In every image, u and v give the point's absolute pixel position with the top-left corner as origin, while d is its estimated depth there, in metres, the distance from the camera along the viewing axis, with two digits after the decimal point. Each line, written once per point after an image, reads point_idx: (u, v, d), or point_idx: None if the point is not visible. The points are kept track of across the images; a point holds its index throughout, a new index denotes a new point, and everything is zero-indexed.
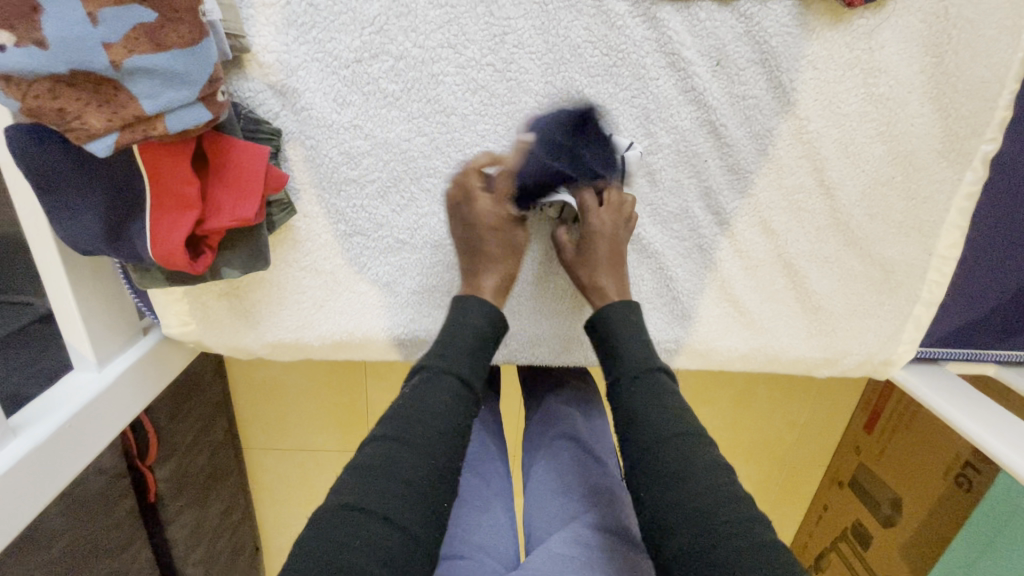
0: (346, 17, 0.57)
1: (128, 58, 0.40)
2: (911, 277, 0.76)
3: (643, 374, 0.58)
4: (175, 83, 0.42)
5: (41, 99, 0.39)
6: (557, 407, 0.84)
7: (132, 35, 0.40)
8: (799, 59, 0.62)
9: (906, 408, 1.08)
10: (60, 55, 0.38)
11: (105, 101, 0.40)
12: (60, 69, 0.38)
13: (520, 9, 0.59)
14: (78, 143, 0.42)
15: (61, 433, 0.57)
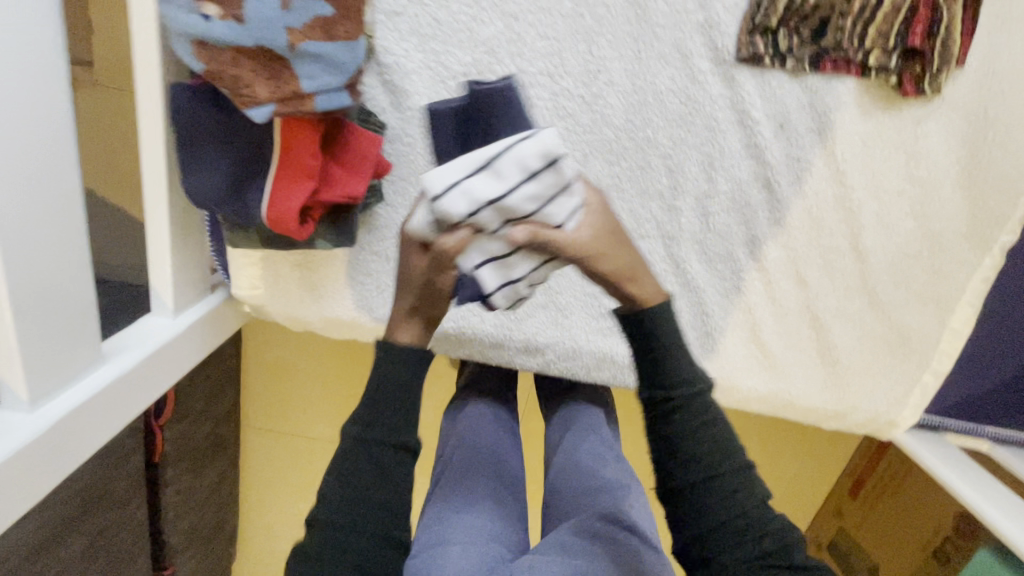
0: (463, 35, 0.64)
1: (302, 42, 0.45)
2: (924, 345, 0.82)
3: (694, 395, 0.52)
4: (333, 69, 0.47)
5: (224, 65, 0.45)
6: (574, 409, 0.88)
7: (311, 24, 0.45)
8: (853, 134, 0.69)
9: (894, 476, 1.13)
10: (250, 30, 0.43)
11: (272, 75, 0.46)
12: (247, 42, 0.44)
13: (616, 52, 0.65)
14: (240, 108, 0.47)
15: (144, 365, 0.61)
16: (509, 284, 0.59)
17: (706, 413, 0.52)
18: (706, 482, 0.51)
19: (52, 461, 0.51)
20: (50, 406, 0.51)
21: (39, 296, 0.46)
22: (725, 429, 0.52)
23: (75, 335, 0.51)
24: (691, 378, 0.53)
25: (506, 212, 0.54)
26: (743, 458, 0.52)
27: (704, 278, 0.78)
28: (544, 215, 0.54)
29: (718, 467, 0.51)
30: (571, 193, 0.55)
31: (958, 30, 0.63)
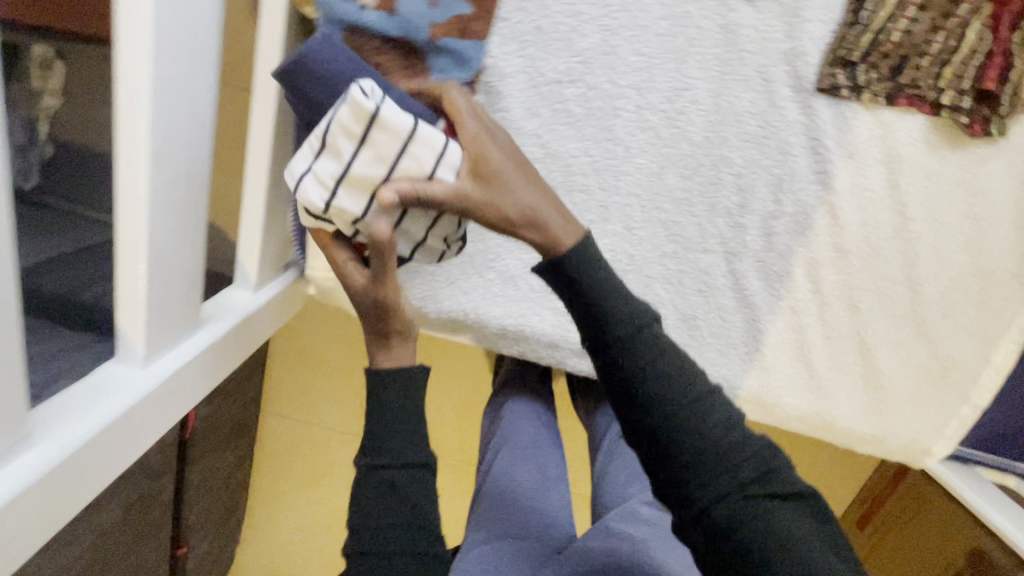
0: (561, 44, 0.67)
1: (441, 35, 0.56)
2: (966, 378, 0.85)
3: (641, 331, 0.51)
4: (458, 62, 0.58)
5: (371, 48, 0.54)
6: (608, 423, 0.90)
7: (450, 23, 0.56)
8: (918, 168, 0.73)
9: (903, 509, 1.17)
10: (401, 22, 0.54)
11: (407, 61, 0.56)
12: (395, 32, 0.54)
13: (703, 73, 0.69)
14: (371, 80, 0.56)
15: (231, 334, 0.63)
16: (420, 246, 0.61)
17: (651, 347, 0.51)
18: (664, 421, 0.50)
19: (154, 420, 0.53)
20: (159, 363, 0.52)
21: (168, 257, 0.48)
22: (674, 364, 0.51)
23: (189, 296, 0.53)
24: (631, 316, 0.52)
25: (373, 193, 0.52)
26: (696, 390, 0.51)
27: (761, 296, 0.81)
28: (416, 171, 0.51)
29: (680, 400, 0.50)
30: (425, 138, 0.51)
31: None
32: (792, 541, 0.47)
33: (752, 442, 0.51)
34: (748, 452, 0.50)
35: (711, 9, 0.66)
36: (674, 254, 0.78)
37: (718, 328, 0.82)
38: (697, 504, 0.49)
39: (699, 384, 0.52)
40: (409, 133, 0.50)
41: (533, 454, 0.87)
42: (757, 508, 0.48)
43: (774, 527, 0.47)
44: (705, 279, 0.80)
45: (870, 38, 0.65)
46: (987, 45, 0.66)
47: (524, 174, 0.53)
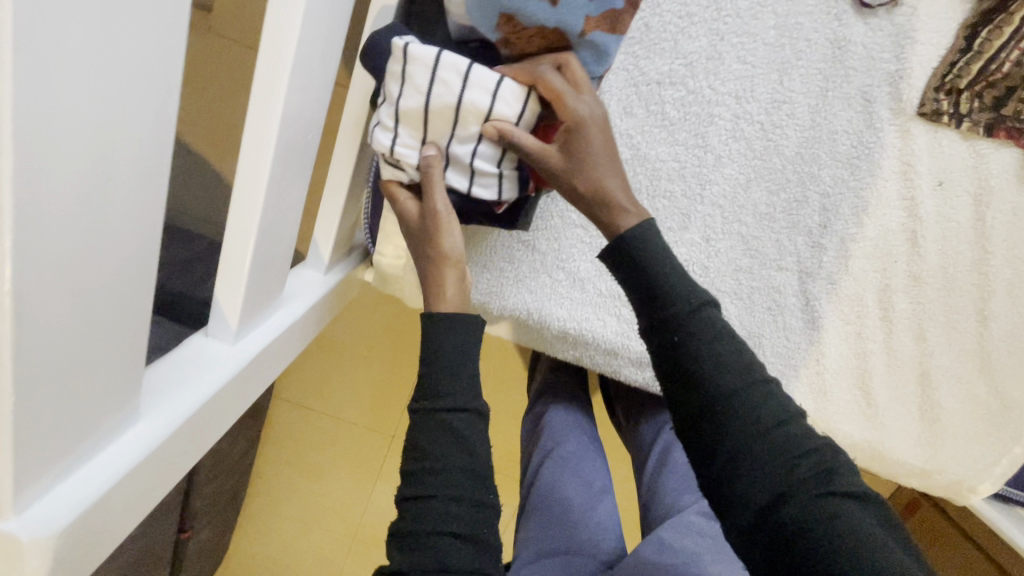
0: (667, 45, 0.65)
1: (593, 31, 0.47)
2: (1022, 417, 0.84)
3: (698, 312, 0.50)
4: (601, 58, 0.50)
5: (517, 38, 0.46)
6: (649, 429, 0.85)
7: (603, 16, 0.47)
8: (1005, 202, 0.72)
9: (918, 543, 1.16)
10: (558, 14, 0.45)
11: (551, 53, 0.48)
12: (549, 24, 0.45)
13: (805, 87, 0.67)
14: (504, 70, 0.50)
15: (303, 317, 0.60)
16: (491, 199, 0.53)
17: (708, 329, 0.50)
18: (717, 405, 0.49)
19: (237, 400, 0.50)
20: (245, 341, 0.49)
21: (275, 229, 0.45)
22: (730, 348, 0.50)
23: (282, 273, 0.50)
24: (686, 297, 0.51)
25: (465, 163, 0.49)
26: (751, 376, 0.49)
27: (830, 318, 0.79)
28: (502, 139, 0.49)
29: (735, 384, 0.49)
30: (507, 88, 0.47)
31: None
32: (853, 540, 0.43)
33: (808, 436, 0.49)
34: (804, 445, 0.48)
35: (822, 22, 0.65)
36: (749, 269, 0.76)
37: (783, 349, 0.79)
38: (748, 494, 0.47)
39: (753, 369, 0.50)
40: (493, 99, 0.47)
41: (578, 459, 0.83)
42: (812, 501, 0.45)
43: (831, 523, 0.44)
44: (777, 297, 0.78)
45: (978, 66, 0.64)
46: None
47: (604, 152, 0.51)
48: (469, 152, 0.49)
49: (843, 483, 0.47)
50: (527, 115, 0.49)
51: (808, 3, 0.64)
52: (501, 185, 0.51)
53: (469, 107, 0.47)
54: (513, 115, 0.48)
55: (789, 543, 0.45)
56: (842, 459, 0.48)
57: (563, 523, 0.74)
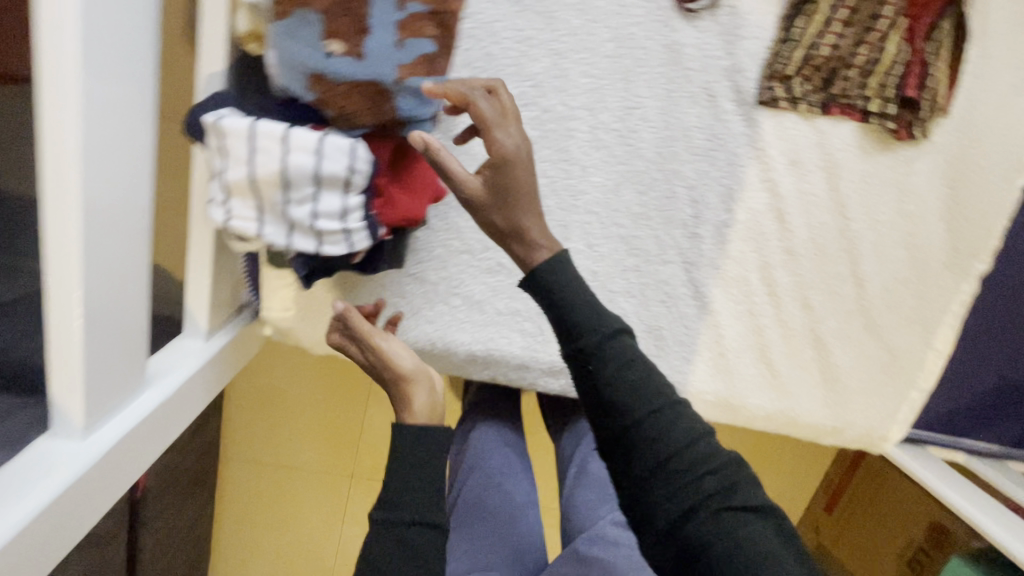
0: (512, 69, 0.66)
1: (410, 77, 0.47)
2: (911, 364, 0.90)
3: (612, 335, 0.50)
4: (428, 102, 0.50)
5: (334, 95, 0.46)
6: (570, 442, 0.90)
7: (418, 61, 0.47)
8: (853, 171, 0.77)
9: (867, 492, 1.25)
10: (367, 66, 0.45)
11: (374, 105, 0.47)
12: (361, 77, 0.45)
13: (651, 92, 0.70)
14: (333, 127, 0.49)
15: (182, 391, 0.59)
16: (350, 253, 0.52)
17: (620, 357, 0.50)
18: (626, 431, 0.48)
19: (104, 493, 0.49)
20: (103, 431, 0.49)
21: (108, 314, 0.45)
22: (642, 374, 0.49)
23: (134, 355, 0.50)
24: (598, 328, 0.50)
25: (307, 225, 0.49)
26: (662, 399, 0.49)
27: (720, 301, 0.83)
28: (341, 199, 0.49)
29: (647, 405, 0.48)
30: (329, 143, 0.47)
31: (943, 82, 0.72)
32: (753, 553, 0.44)
33: (715, 454, 0.48)
34: (709, 464, 0.47)
35: (654, 30, 0.68)
36: (635, 267, 0.79)
37: (682, 336, 0.84)
38: (654, 515, 0.47)
39: (662, 392, 0.49)
40: (316, 158, 0.46)
41: (502, 475, 0.85)
42: (716, 518, 0.46)
43: (732, 539, 0.45)
44: (666, 289, 0.81)
45: (803, 55, 0.69)
46: (906, 54, 0.70)
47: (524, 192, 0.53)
48: (307, 215, 0.49)
49: (742, 495, 0.47)
50: (366, 170, 0.49)
51: (637, 13, 0.67)
52: (349, 241, 0.51)
53: (294, 171, 0.47)
54: (343, 168, 0.48)
55: (693, 560, 0.46)
56: (743, 472, 0.49)
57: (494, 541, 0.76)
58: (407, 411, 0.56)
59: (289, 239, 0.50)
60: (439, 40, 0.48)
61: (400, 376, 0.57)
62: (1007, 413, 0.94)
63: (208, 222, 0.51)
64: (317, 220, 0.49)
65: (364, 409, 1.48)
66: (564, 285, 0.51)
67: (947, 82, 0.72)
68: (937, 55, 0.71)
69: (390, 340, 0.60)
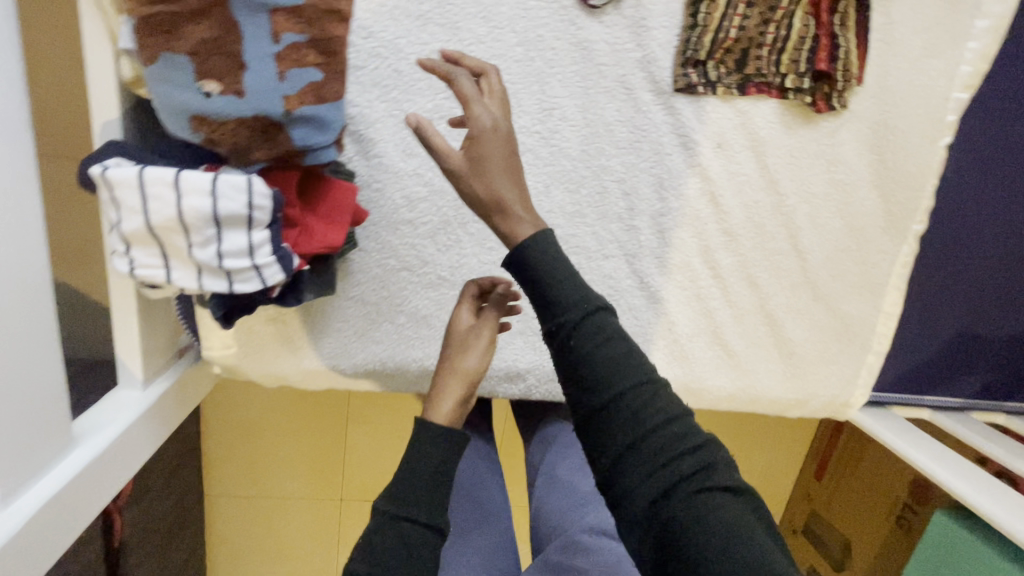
0: (423, 84, 0.66)
1: (299, 108, 0.47)
2: (864, 329, 0.91)
3: (588, 313, 0.47)
4: (324, 129, 0.49)
5: (223, 134, 0.45)
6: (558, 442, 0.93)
7: (304, 91, 0.47)
8: (779, 148, 0.78)
9: (853, 454, 1.26)
10: (250, 102, 0.44)
11: (267, 138, 0.47)
12: (246, 113, 0.45)
13: (567, 91, 0.70)
14: (231, 162, 0.49)
15: (117, 445, 0.58)
16: (266, 289, 0.52)
17: (598, 335, 0.46)
18: (602, 409, 0.45)
19: (34, 560, 0.49)
20: (23, 499, 0.48)
21: (8, 377, 0.44)
22: (621, 353, 0.46)
23: (45, 417, 0.49)
24: (574, 305, 0.47)
25: (215, 267, 0.49)
26: (638, 376, 0.46)
27: (666, 289, 0.83)
28: (246, 237, 0.49)
29: (621, 385, 0.45)
30: (226, 183, 0.46)
31: (853, 50, 0.73)
32: (725, 537, 0.41)
33: (690, 433, 0.45)
34: (686, 444, 0.44)
35: (561, 30, 0.67)
36: (578, 264, 0.80)
37: (634, 327, 0.85)
38: (625, 498, 0.45)
39: (642, 370, 0.46)
40: (212, 200, 0.46)
41: (480, 488, 0.86)
42: (688, 503, 0.42)
43: (701, 523, 0.42)
44: (611, 284, 0.82)
45: (711, 36, 0.70)
46: (812, 29, 0.72)
47: (502, 159, 0.48)
48: (213, 257, 0.48)
49: (716, 477, 0.44)
50: (267, 206, 0.49)
51: (542, 15, 0.67)
52: (262, 277, 0.51)
53: (191, 215, 0.46)
54: (243, 207, 0.47)
55: (670, 543, 0.42)
56: (719, 457, 0.46)
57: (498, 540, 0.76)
58: (436, 403, 0.61)
59: (199, 282, 0.49)
60: (325, 66, 0.47)
61: (460, 375, 0.62)
62: (961, 365, 0.97)
63: (115, 272, 0.50)
64: (226, 260, 0.49)
65: (344, 433, 1.45)
66: (547, 267, 0.48)
67: (857, 48, 0.73)
68: (844, 24, 0.72)
69: (486, 350, 0.64)
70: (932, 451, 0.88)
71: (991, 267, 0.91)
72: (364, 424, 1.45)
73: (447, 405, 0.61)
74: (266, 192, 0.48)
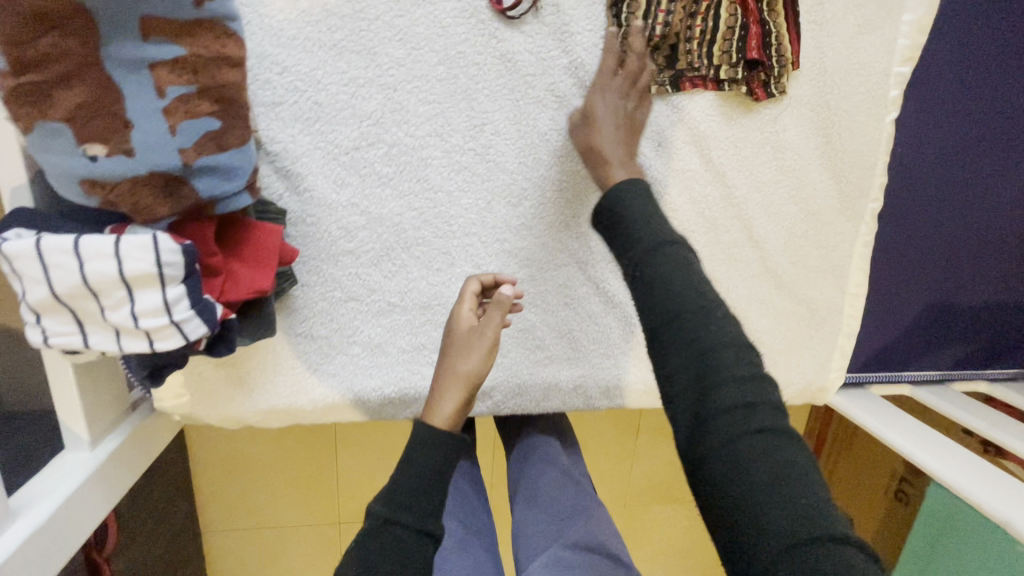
0: (346, 113, 0.65)
1: (198, 159, 0.46)
2: (831, 312, 0.90)
3: (662, 242, 0.55)
4: (231, 176, 0.49)
5: (120, 196, 0.44)
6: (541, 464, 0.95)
7: (201, 141, 0.46)
8: (722, 140, 0.77)
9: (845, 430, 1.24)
10: (142, 160, 0.44)
11: (171, 193, 0.46)
12: (141, 171, 0.44)
13: (496, 104, 0.69)
14: (136, 222, 0.47)
15: (62, 512, 0.57)
16: (191, 343, 0.51)
17: (666, 261, 0.53)
18: (666, 326, 0.51)
19: None
20: None
21: None
22: (688, 281, 0.52)
23: None
24: (646, 238, 0.55)
25: (132, 328, 0.48)
26: (703, 301, 0.51)
27: (623, 292, 0.83)
28: (160, 294, 0.48)
29: (691, 299, 0.51)
30: (131, 243, 0.46)
31: (786, 37, 0.72)
32: (770, 483, 0.42)
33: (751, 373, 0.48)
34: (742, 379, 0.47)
35: (482, 44, 0.66)
36: (530, 276, 0.79)
37: (596, 334, 0.84)
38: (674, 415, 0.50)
39: (702, 295, 0.51)
40: (117, 262, 0.45)
41: (467, 519, 0.85)
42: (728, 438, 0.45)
43: (741, 468, 0.43)
44: (567, 291, 0.81)
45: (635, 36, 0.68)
46: (740, 19, 0.71)
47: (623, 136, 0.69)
48: (127, 318, 0.47)
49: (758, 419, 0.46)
50: (178, 261, 0.48)
51: (460, 31, 0.65)
52: (183, 333, 0.50)
53: (96, 280, 0.45)
54: (152, 265, 0.46)
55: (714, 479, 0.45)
56: (767, 401, 0.47)
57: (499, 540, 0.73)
58: (436, 406, 0.64)
59: (118, 344, 0.49)
60: (223, 115, 0.47)
61: (454, 378, 0.66)
62: (936, 338, 0.95)
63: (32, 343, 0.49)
64: (141, 319, 0.48)
65: (333, 458, 1.43)
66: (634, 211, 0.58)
67: (789, 34, 0.72)
68: (774, 11, 0.71)
69: (490, 351, 0.67)
70: (910, 429, 0.86)
71: (953, 237, 0.89)
72: (353, 447, 1.43)
73: (444, 409, 0.65)
74: (177, 247, 0.47)
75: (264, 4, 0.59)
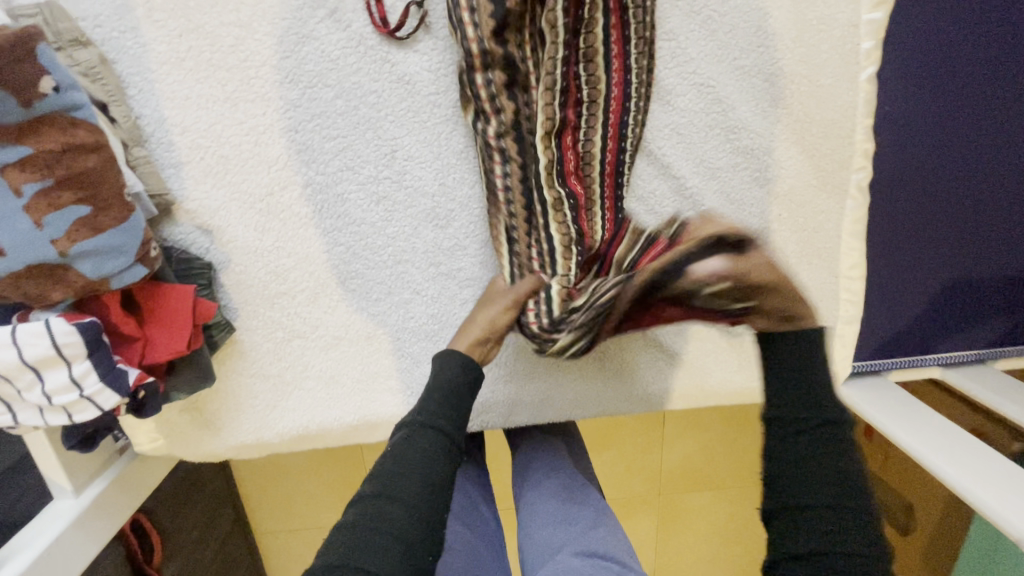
0: (253, 161, 0.65)
1: (72, 245, 0.51)
2: (825, 300, 0.79)
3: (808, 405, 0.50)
4: (114, 255, 0.52)
5: (10, 291, 0.50)
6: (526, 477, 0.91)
7: (73, 228, 0.51)
8: (661, 129, 0.70)
9: None
10: (17, 257, 0.49)
11: (59, 279, 0.51)
12: (18, 266, 0.49)
13: (404, 129, 0.67)
14: (38, 309, 0.53)
15: (47, 556, 0.64)
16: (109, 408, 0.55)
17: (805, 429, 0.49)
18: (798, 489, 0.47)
19: None
20: None
21: None
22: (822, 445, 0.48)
23: None
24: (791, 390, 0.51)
25: (50, 405, 0.52)
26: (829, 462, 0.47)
27: None
28: (66, 373, 0.51)
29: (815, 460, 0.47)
30: (26, 330, 0.50)
31: (603, 81, 0.63)
32: None
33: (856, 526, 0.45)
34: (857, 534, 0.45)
35: (376, 71, 0.64)
36: None
37: None
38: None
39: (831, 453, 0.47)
40: (15, 350, 0.49)
41: None
42: None
43: None
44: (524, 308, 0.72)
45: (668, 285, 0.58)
46: (558, 114, 0.62)
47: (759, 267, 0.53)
48: (41, 397, 0.51)
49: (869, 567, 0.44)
50: (75, 340, 0.51)
51: (350, 62, 0.64)
52: (97, 404, 0.53)
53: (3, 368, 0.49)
54: (49, 348, 0.50)
55: None
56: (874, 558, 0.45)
57: (474, 563, 0.69)
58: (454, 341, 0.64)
59: (44, 418, 0.53)
60: (91, 200, 0.51)
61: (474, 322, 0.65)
62: (970, 314, 0.82)
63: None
64: (58, 394, 0.52)
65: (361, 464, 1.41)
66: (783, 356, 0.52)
67: (609, 77, 0.63)
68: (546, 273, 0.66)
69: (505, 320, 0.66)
70: (933, 435, 0.72)
71: (968, 199, 0.77)
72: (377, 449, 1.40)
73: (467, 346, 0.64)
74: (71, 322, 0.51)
75: (153, 70, 0.61)
